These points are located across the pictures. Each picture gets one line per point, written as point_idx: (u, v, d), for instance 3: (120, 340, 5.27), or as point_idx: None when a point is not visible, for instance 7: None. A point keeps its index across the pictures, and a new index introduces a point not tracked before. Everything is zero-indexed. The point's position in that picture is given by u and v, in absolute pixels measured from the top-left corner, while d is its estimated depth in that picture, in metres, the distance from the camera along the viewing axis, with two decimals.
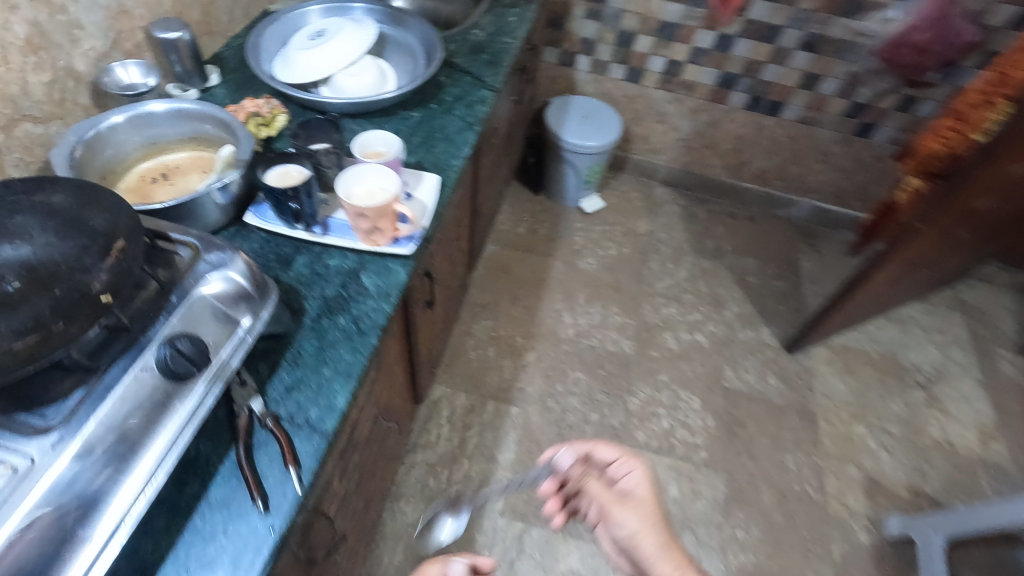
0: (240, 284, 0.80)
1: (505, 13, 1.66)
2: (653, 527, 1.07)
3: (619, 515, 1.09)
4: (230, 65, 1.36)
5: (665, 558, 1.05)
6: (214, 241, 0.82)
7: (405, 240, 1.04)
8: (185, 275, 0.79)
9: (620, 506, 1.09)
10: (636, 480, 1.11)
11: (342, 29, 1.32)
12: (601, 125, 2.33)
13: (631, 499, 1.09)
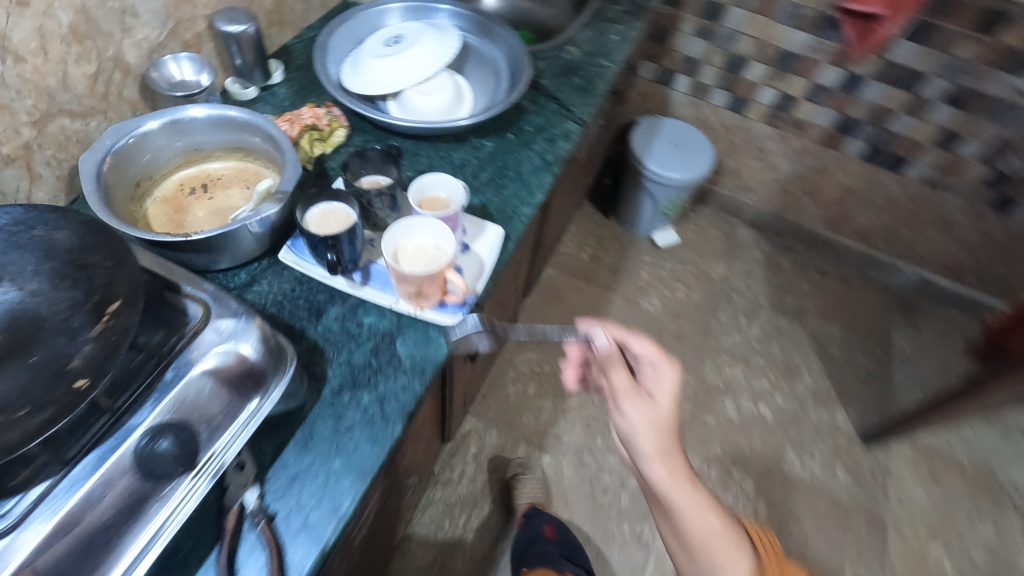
0: (250, 362, 0.67)
1: (606, 30, 1.47)
2: (671, 452, 0.85)
3: (631, 404, 0.88)
4: (297, 62, 1.23)
5: (662, 462, 0.84)
6: (230, 302, 0.70)
7: (452, 307, 0.89)
8: (189, 343, 0.66)
9: (631, 404, 0.88)
10: (663, 388, 0.89)
11: (422, 36, 1.16)
12: (691, 156, 2.09)
13: (649, 400, 0.88)
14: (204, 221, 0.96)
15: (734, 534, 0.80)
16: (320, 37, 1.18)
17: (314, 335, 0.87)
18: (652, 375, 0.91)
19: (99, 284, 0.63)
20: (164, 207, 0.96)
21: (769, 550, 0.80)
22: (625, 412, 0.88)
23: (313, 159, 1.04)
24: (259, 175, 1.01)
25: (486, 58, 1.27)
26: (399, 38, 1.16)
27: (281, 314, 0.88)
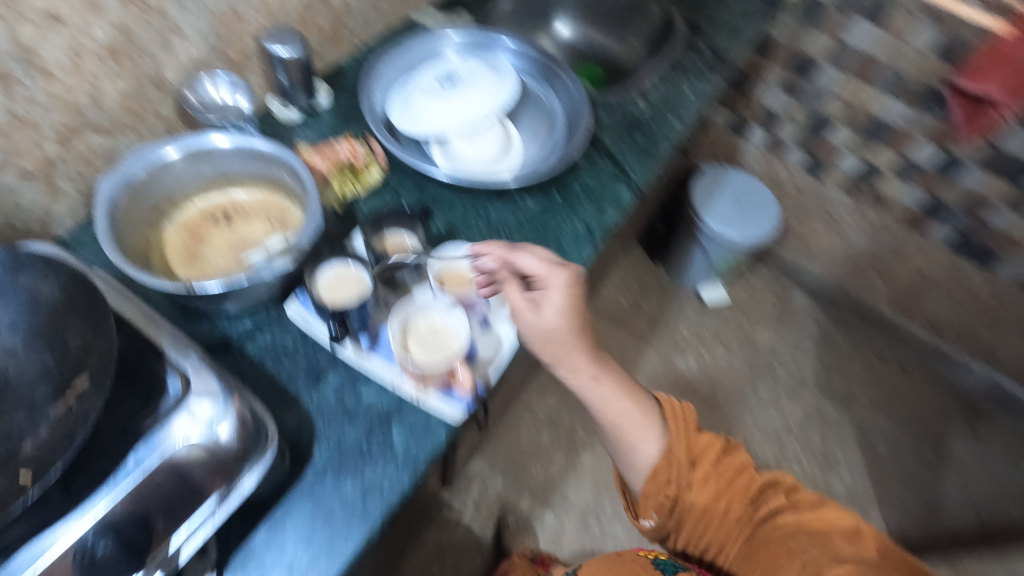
0: (219, 454, 0.62)
1: (681, 83, 1.35)
2: (582, 337, 0.85)
3: (525, 325, 0.84)
4: (347, 85, 1.18)
5: (569, 368, 0.86)
6: (211, 379, 0.64)
7: (460, 396, 0.82)
8: (159, 423, 0.61)
9: (523, 313, 0.83)
10: (554, 303, 0.82)
11: (479, 77, 1.08)
12: (755, 215, 1.94)
13: (529, 304, 0.82)
14: (220, 255, 0.91)
15: (647, 408, 0.88)
16: (372, 64, 1.11)
17: (308, 405, 0.81)
18: (551, 284, 0.82)
19: (72, 353, 0.57)
20: (183, 234, 0.92)
21: (683, 418, 0.89)
22: (523, 330, 0.84)
23: (342, 199, 0.99)
24: (285, 211, 0.96)
25: (545, 105, 1.18)
26: (454, 77, 1.08)
27: (279, 373, 0.83)
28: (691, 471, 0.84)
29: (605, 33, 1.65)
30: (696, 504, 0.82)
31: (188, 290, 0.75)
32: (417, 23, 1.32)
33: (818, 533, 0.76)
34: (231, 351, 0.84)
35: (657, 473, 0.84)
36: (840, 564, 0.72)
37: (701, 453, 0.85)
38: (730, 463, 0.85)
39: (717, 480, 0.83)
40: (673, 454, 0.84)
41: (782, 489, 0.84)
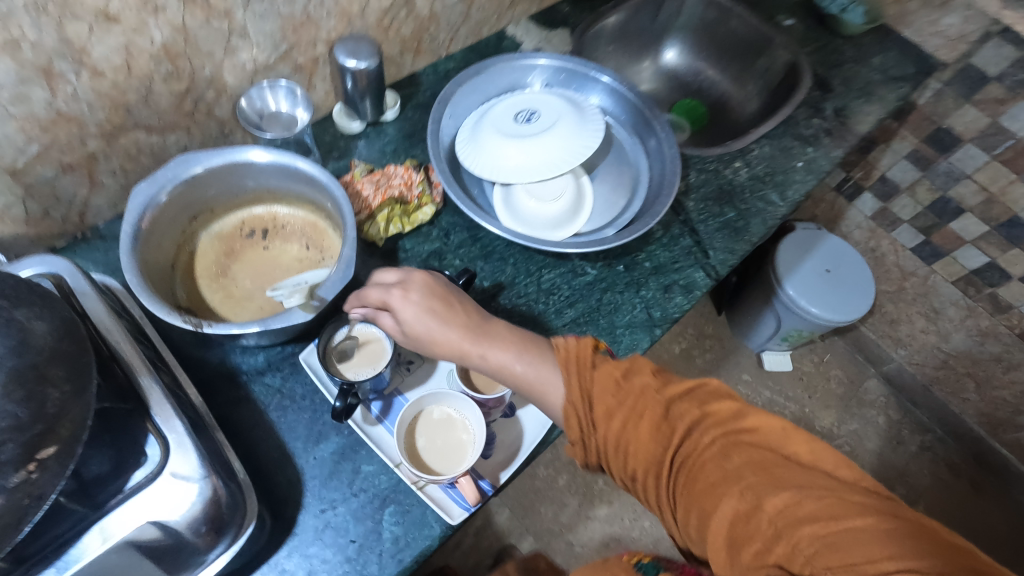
0: (184, 540, 0.58)
1: (792, 151, 1.18)
2: (455, 329, 0.72)
3: (408, 344, 0.74)
4: (420, 99, 1.09)
5: (479, 358, 0.73)
6: (191, 457, 0.58)
7: (462, 497, 0.72)
8: (123, 499, 0.55)
9: (402, 336, 0.73)
10: (409, 313, 0.72)
11: (562, 119, 0.96)
12: (846, 290, 1.73)
13: (398, 330, 0.73)
14: (250, 276, 0.86)
15: (541, 368, 0.71)
16: (450, 84, 1.01)
17: (301, 467, 0.74)
18: (393, 300, 0.72)
19: (49, 411, 0.51)
20: (217, 245, 0.87)
21: (578, 361, 0.69)
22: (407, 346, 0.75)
23: (387, 236, 0.90)
24: (326, 237, 0.90)
25: (631, 157, 1.05)
26: (535, 114, 0.97)
27: (280, 424, 0.76)
28: (597, 405, 0.66)
29: (715, 69, 1.47)
30: (621, 437, 0.64)
31: (195, 330, 0.68)
32: (509, 37, 1.20)
33: (761, 459, 0.58)
34: (236, 388, 0.78)
35: (567, 419, 0.67)
36: (779, 492, 0.56)
37: (606, 385, 0.66)
38: (637, 383, 0.66)
39: (623, 411, 0.64)
40: (578, 401, 0.66)
41: (704, 395, 0.66)
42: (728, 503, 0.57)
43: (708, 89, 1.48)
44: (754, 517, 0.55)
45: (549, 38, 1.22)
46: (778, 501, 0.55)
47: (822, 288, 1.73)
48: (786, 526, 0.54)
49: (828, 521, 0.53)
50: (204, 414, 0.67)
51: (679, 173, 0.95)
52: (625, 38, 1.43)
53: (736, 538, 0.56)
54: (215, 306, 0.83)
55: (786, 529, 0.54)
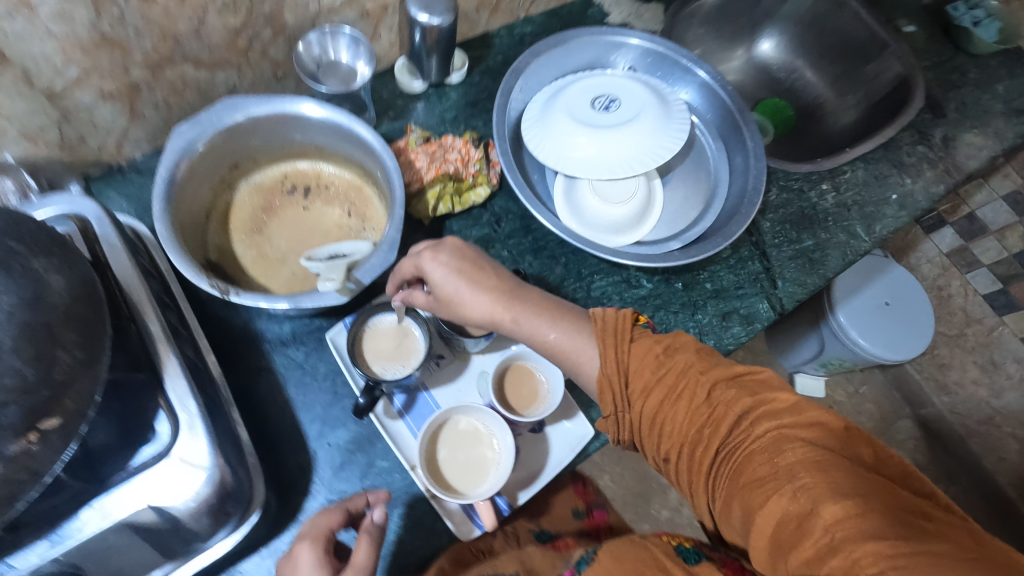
0: (184, 525, 0.54)
1: (888, 180, 1.05)
2: (489, 296, 0.65)
3: (446, 313, 0.67)
4: (489, 65, 0.99)
5: (516, 326, 0.66)
6: (200, 443, 0.54)
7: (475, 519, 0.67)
8: (125, 477, 0.51)
9: (440, 306, 0.67)
10: (439, 274, 0.65)
11: (644, 112, 0.86)
12: (902, 328, 1.60)
13: (432, 298, 0.66)
14: (285, 237, 0.81)
15: (577, 336, 0.64)
16: (525, 53, 0.92)
17: (313, 452, 0.71)
18: (422, 261, 0.66)
19: (56, 377, 0.46)
20: (255, 198, 0.82)
21: (617, 331, 0.62)
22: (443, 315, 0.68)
23: (435, 214, 0.84)
24: (370, 205, 0.84)
25: (709, 164, 0.95)
26: (615, 102, 0.87)
27: (297, 403, 0.72)
28: (633, 379, 0.59)
29: (813, 69, 1.33)
30: (659, 416, 0.58)
31: (222, 297, 0.64)
32: (595, 5, 1.08)
33: (819, 461, 0.49)
34: (257, 358, 0.73)
35: (601, 390, 0.61)
36: (839, 500, 0.46)
37: (645, 361, 0.59)
38: (680, 365, 0.58)
39: (662, 388, 0.58)
40: (611, 371, 0.60)
41: (756, 384, 0.57)
42: (774, 503, 0.48)
43: (800, 90, 1.34)
44: (805, 525, 0.46)
45: (639, 12, 1.10)
46: (832, 509, 0.45)
47: (877, 323, 1.61)
48: (842, 541, 0.44)
49: (896, 541, 0.43)
50: (222, 391, 0.63)
51: (762, 193, 0.86)
52: (720, 20, 1.29)
53: (783, 546, 0.46)
54: (245, 264, 0.78)
55: (843, 543, 0.44)
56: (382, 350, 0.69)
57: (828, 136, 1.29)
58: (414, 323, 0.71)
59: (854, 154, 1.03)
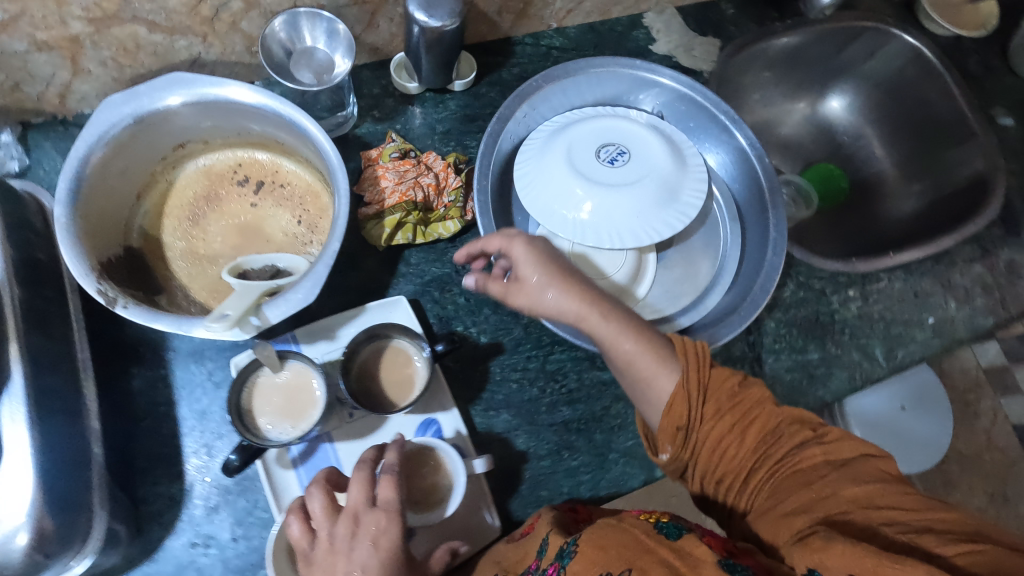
0: None
1: (930, 299, 0.90)
2: (569, 283, 0.60)
3: (517, 303, 0.62)
4: (502, 76, 0.88)
5: (600, 318, 0.59)
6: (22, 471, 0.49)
7: None
8: None
9: (517, 292, 0.61)
10: (524, 258, 0.60)
11: (655, 173, 0.74)
12: (930, 428, 1.37)
13: (510, 281, 0.61)
14: (223, 234, 0.73)
15: (657, 350, 0.58)
16: (538, 76, 0.80)
17: (189, 484, 0.64)
18: (510, 244, 0.61)
19: None
20: (201, 183, 0.74)
21: (697, 358, 0.57)
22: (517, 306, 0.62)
23: (391, 243, 0.74)
24: (324, 216, 0.74)
25: (719, 244, 0.83)
26: (623, 155, 0.74)
27: (185, 426, 0.66)
28: (708, 401, 0.55)
29: (883, 142, 1.10)
30: (730, 439, 0.54)
31: (107, 307, 0.56)
32: (642, 27, 0.96)
33: (848, 464, 0.50)
34: (157, 367, 0.67)
35: (671, 406, 0.55)
36: (860, 483, 0.47)
37: (720, 391, 0.55)
38: (750, 397, 0.55)
39: (737, 414, 0.54)
40: (688, 386, 0.55)
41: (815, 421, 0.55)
42: (804, 491, 0.48)
43: (862, 164, 1.11)
44: (826, 500, 0.47)
45: (689, 45, 0.96)
46: (852, 490, 0.47)
47: (916, 423, 1.37)
48: (860, 514, 0.45)
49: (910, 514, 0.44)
50: (91, 415, 0.57)
51: (768, 298, 0.73)
52: (789, 67, 1.07)
53: (799, 515, 0.47)
54: (170, 257, 0.70)
55: (860, 514, 0.45)
56: (271, 403, 0.61)
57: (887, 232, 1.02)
58: (316, 378, 0.62)
59: (897, 261, 0.89)
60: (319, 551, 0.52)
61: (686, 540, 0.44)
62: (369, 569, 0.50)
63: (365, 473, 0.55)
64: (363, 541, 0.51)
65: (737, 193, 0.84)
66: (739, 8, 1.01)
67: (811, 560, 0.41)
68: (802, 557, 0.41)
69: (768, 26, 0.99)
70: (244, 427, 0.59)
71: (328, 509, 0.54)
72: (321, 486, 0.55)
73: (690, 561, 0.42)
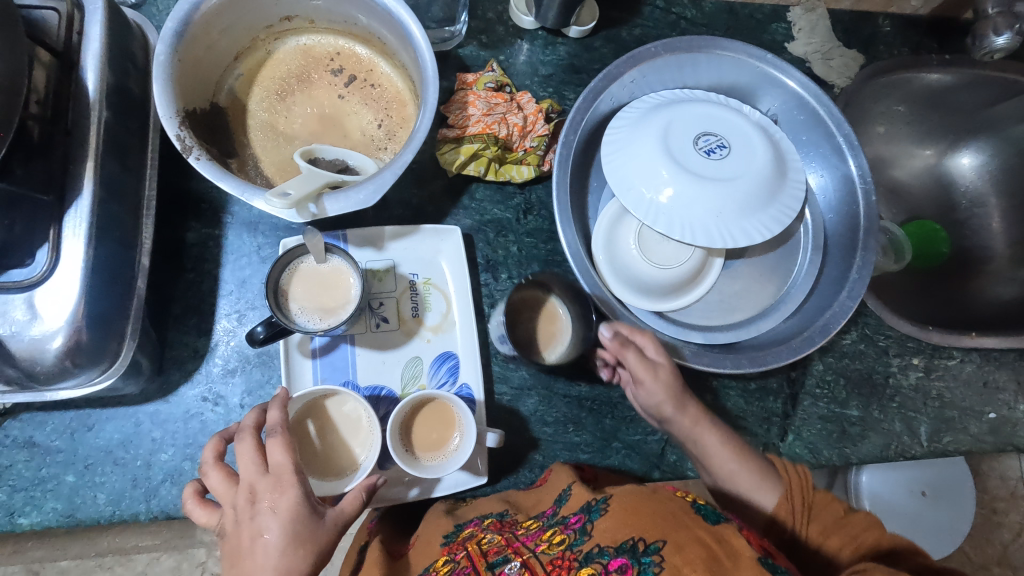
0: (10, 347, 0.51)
1: (998, 394, 0.83)
2: (681, 396, 0.63)
3: (650, 388, 0.63)
4: (621, 34, 0.83)
5: (708, 428, 0.62)
6: (71, 275, 0.52)
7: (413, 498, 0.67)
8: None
9: (653, 377, 0.63)
10: (652, 352, 0.64)
11: (748, 174, 0.68)
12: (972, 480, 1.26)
13: (647, 363, 0.63)
14: (305, 117, 0.73)
15: (756, 465, 0.60)
16: (659, 42, 0.75)
17: (213, 342, 0.67)
18: (636, 337, 0.65)
19: None
20: (297, 61, 0.73)
21: (801, 481, 0.58)
22: (644, 393, 0.64)
23: (462, 172, 0.72)
24: (405, 126, 0.73)
25: (792, 269, 0.78)
26: (723, 148, 0.69)
27: (223, 289, 0.68)
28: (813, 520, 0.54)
29: (1004, 217, 0.93)
30: (838, 559, 0.52)
31: (181, 154, 0.57)
32: (784, 20, 0.88)
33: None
34: (212, 227, 0.69)
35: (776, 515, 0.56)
36: None
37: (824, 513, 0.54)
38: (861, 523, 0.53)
39: (842, 533, 0.53)
40: (792, 498, 0.56)
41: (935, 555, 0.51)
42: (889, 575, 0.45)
43: (972, 233, 0.95)
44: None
45: (829, 53, 0.89)
46: None
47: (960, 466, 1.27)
48: None
49: None
50: (142, 252, 0.60)
51: (826, 339, 0.69)
52: (927, 109, 0.94)
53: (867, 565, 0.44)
54: (249, 125, 0.71)
55: None
56: (307, 289, 0.63)
57: (983, 319, 0.89)
58: (354, 273, 0.63)
59: (975, 343, 0.81)
60: (228, 523, 0.50)
61: (725, 528, 0.43)
62: (271, 537, 0.48)
63: (250, 440, 0.52)
64: (263, 507, 0.49)
65: (830, 223, 0.78)
66: (897, 27, 0.91)
67: None
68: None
69: (921, 54, 0.89)
70: (277, 307, 0.61)
71: (228, 481, 0.53)
72: (212, 463, 0.54)
73: (725, 546, 0.41)
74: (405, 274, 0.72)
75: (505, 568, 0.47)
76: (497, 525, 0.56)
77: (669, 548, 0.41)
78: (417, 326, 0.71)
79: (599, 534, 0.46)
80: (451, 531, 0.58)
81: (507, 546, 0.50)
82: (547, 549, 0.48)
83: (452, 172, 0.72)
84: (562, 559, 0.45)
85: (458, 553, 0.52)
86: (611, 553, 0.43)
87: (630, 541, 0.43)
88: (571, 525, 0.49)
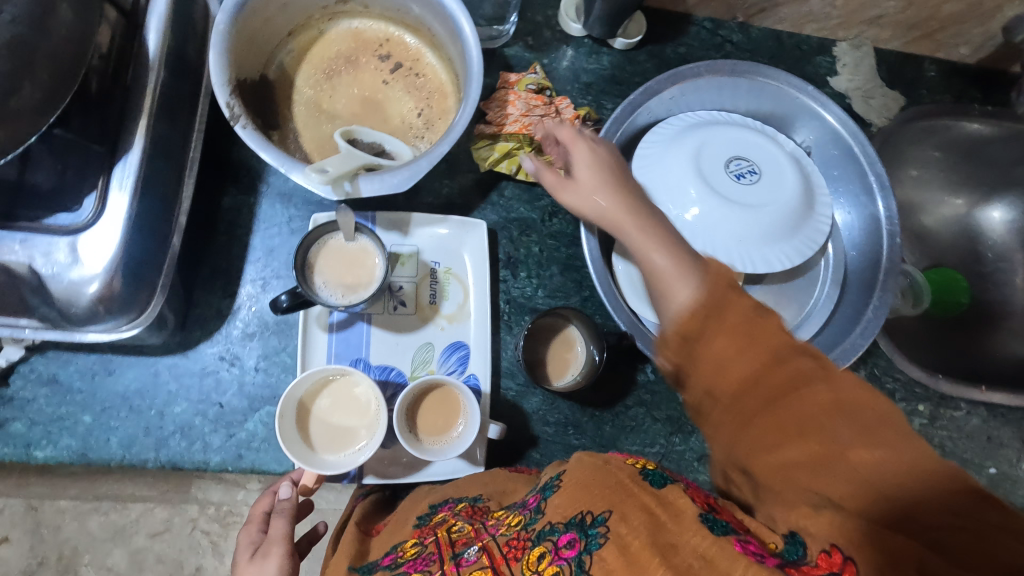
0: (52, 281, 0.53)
1: (1000, 451, 0.83)
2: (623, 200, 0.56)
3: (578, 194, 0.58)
4: (665, 51, 0.84)
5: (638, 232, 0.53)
6: (116, 222, 0.54)
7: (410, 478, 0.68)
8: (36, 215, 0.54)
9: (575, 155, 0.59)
10: (583, 158, 0.59)
11: (775, 204, 0.69)
12: None
13: (566, 180, 0.60)
14: (347, 98, 0.74)
15: (683, 260, 0.49)
16: (702, 63, 0.75)
17: (236, 304, 0.69)
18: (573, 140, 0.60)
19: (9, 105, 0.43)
20: (347, 43, 0.75)
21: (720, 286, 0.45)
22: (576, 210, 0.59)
23: (494, 168, 0.74)
24: (444, 117, 0.75)
25: (809, 300, 0.79)
26: (753, 174, 0.69)
27: (252, 255, 0.70)
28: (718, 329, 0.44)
29: None
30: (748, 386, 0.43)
31: (229, 121, 0.59)
32: (829, 54, 0.89)
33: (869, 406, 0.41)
34: (247, 194, 0.71)
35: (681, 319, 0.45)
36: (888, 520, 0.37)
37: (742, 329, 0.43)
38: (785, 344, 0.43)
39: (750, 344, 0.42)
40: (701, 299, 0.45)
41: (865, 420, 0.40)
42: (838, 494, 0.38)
43: (993, 287, 0.94)
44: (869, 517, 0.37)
45: (870, 92, 0.89)
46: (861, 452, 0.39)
47: None
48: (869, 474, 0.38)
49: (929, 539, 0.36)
50: (181, 211, 0.62)
51: None
52: (963, 158, 0.93)
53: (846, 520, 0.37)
54: (294, 99, 0.73)
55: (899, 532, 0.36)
56: (333, 264, 0.65)
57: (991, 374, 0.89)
58: (380, 256, 0.66)
59: (983, 397, 0.82)
60: None
61: (669, 490, 0.43)
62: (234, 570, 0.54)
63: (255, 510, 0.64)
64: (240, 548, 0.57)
65: (851, 260, 0.78)
66: (942, 73, 0.91)
67: (795, 523, 0.39)
68: (784, 518, 0.40)
69: (963, 103, 0.89)
70: (303, 277, 0.63)
71: None
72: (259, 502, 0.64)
73: (669, 508, 0.41)
74: (427, 261, 0.74)
75: (467, 556, 0.46)
76: (469, 512, 0.56)
77: (615, 517, 0.40)
78: (433, 313, 0.72)
79: (550, 511, 0.45)
80: (426, 513, 0.59)
81: (476, 536, 0.50)
82: (506, 531, 0.48)
83: (486, 167, 0.74)
84: (517, 540, 0.45)
85: (428, 538, 0.52)
86: (561, 529, 0.42)
87: (579, 514, 0.42)
88: (530, 504, 0.49)
